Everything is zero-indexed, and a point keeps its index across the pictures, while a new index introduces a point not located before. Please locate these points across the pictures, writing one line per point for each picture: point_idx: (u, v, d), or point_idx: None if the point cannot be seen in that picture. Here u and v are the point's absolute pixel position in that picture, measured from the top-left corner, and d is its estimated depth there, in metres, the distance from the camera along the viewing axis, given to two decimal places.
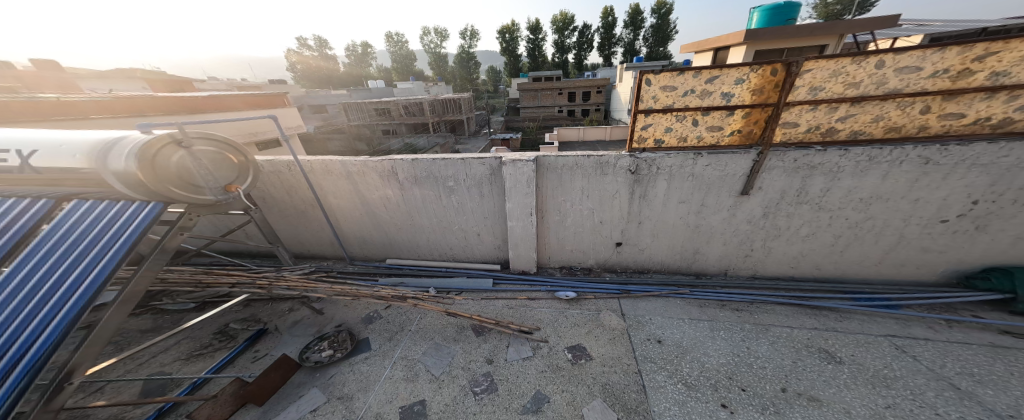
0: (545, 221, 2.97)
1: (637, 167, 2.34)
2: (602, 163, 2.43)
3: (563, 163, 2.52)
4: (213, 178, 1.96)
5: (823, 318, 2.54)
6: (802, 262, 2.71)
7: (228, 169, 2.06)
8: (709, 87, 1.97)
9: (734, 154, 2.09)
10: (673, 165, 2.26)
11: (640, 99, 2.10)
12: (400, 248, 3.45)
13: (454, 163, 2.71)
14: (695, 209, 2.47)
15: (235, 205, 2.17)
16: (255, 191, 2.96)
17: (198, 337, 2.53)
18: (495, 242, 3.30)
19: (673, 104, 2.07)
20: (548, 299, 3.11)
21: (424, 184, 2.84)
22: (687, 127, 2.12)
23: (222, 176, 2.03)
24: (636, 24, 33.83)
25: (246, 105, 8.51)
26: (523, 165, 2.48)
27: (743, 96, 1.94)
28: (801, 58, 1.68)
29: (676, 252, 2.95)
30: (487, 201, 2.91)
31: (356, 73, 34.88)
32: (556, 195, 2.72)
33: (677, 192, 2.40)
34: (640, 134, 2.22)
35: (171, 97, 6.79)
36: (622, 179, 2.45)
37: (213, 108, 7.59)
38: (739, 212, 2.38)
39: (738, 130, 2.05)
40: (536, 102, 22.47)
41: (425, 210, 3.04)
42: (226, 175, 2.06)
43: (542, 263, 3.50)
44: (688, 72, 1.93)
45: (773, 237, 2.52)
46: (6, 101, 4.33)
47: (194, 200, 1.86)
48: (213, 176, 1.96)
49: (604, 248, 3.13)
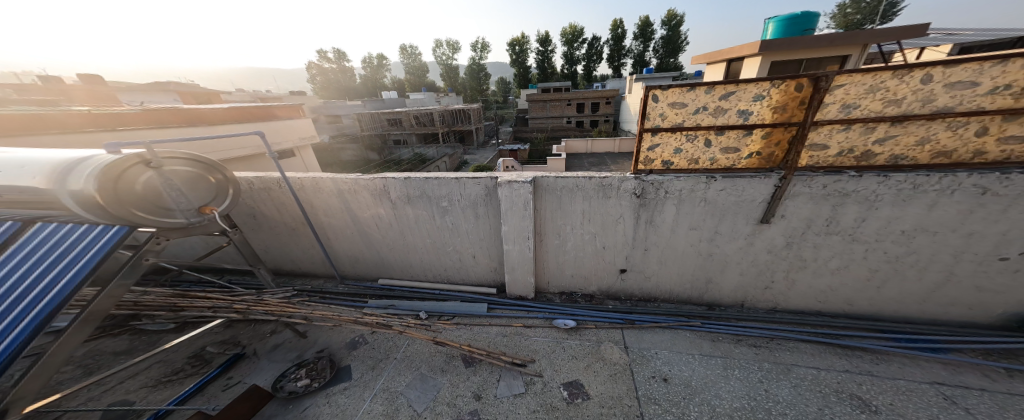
0: (544, 244, 2.77)
1: (643, 190, 2.15)
2: (604, 186, 2.24)
3: (563, 184, 2.33)
4: (184, 200, 1.88)
5: (856, 358, 2.19)
6: (832, 297, 2.39)
7: (203, 190, 1.99)
8: (723, 104, 1.76)
9: (753, 179, 1.85)
10: (683, 188, 2.05)
11: (646, 116, 1.92)
12: (392, 268, 3.30)
13: (447, 182, 2.55)
14: (707, 237, 2.23)
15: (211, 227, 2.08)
16: (247, 207, 2.87)
17: (171, 361, 2.42)
18: (491, 264, 3.11)
19: (683, 122, 1.88)
20: (544, 327, 2.87)
21: (416, 203, 2.69)
22: (697, 148, 1.93)
23: (196, 197, 1.95)
24: (646, 36, 33.95)
25: (263, 116, 8.77)
26: (518, 186, 2.31)
27: (762, 115, 1.72)
28: (830, 71, 1.43)
29: (687, 282, 2.68)
30: (482, 223, 2.74)
31: (371, 85, 36.11)
32: (555, 218, 2.54)
33: (688, 218, 2.18)
34: (646, 155, 2.05)
35: (193, 110, 7.01)
36: (626, 203, 2.26)
37: (232, 120, 7.79)
38: (757, 241, 2.11)
39: (757, 152, 1.82)
40: (544, 113, 22.48)
41: (416, 230, 2.88)
42: (201, 196, 1.98)
43: (541, 288, 3.27)
44: (700, 87, 1.74)
45: (798, 270, 2.22)
46: (36, 115, 4.51)
47: (162, 223, 1.77)
48: (185, 197, 1.88)
49: (608, 274, 2.90)
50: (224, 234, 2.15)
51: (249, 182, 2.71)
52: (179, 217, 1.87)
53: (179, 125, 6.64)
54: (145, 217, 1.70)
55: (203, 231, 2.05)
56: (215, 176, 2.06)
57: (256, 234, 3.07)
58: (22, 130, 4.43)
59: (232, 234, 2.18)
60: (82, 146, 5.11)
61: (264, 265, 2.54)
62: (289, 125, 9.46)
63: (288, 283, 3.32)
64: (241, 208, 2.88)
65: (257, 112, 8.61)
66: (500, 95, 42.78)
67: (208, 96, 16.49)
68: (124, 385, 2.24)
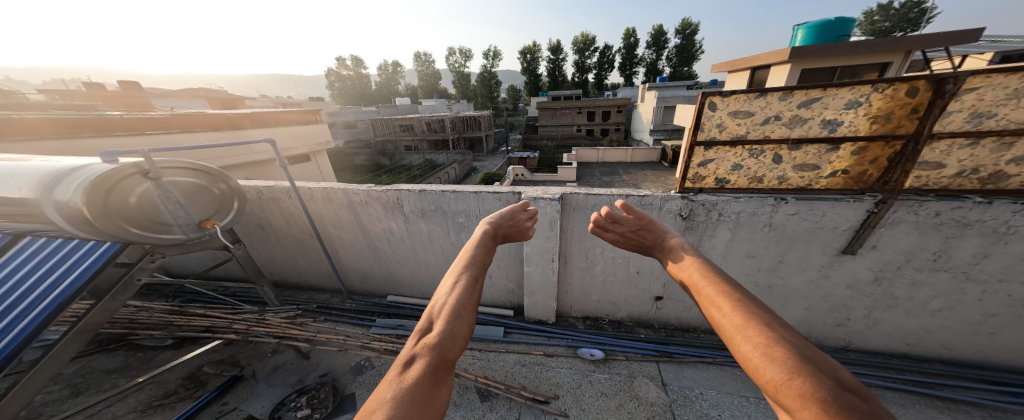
0: (569, 266, 2.50)
1: (691, 211, 1.84)
2: (644, 206, 1.95)
3: (594, 202, 2.05)
4: (183, 213, 1.69)
5: (963, 416, 1.78)
6: (924, 340, 1.99)
7: (205, 201, 1.80)
8: (803, 113, 1.46)
9: (836, 203, 1.54)
10: (741, 211, 1.74)
11: (699, 127, 1.64)
12: (401, 285, 3.07)
13: (465, 197, 2.32)
14: (768, 266, 1.89)
15: (213, 242, 1.91)
16: (252, 218, 2.68)
17: (164, 382, 2.24)
18: (509, 285, 2.85)
19: (747, 134, 1.59)
20: (568, 356, 2.56)
21: (431, 218, 2.47)
22: (763, 164, 1.63)
23: (195, 210, 1.76)
24: (660, 45, 33.63)
25: (279, 122, 8.64)
26: (545, 204, 2.04)
27: (855, 127, 1.41)
28: (966, 71, 1.11)
29: None
30: (501, 241, 2.50)
31: (386, 92, 37.05)
32: (583, 240, 2.27)
33: (745, 245, 1.85)
34: (696, 171, 1.76)
35: (211, 116, 6.94)
36: (670, 226, 1.97)
37: (254, 124, 7.90)
38: (835, 273, 1.77)
39: (845, 170, 1.52)
40: (555, 120, 22.22)
41: (430, 246, 2.65)
42: (201, 208, 1.79)
43: (562, 311, 2.96)
44: (773, 92, 1.44)
45: (884, 308, 1.87)
46: (67, 119, 4.62)
47: (155, 239, 1.59)
48: (184, 211, 1.69)
49: (641, 301, 2.58)
50: (226, 250, 1.97)
51: (255, 192, 2.53)
52: (175, 232, 1.68)
53: (195, 132, 6.53)
54: (139, 233, 1.52)
55: (202, 247, 1.87)
56: (220, 187, 1.86)
57: (260, 246, 2.89)
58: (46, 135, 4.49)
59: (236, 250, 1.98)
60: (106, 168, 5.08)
61: (267, 282, 2.36)
62: (307, 131, 9.58)
63: (293, 296, 3.14)
64: (246, 219, 2.71)
65: (273, 117, 8.56)
66: (510, 103, 43.05)
67: (232, 102, 17.10)
68: (112, 409, 2.07)
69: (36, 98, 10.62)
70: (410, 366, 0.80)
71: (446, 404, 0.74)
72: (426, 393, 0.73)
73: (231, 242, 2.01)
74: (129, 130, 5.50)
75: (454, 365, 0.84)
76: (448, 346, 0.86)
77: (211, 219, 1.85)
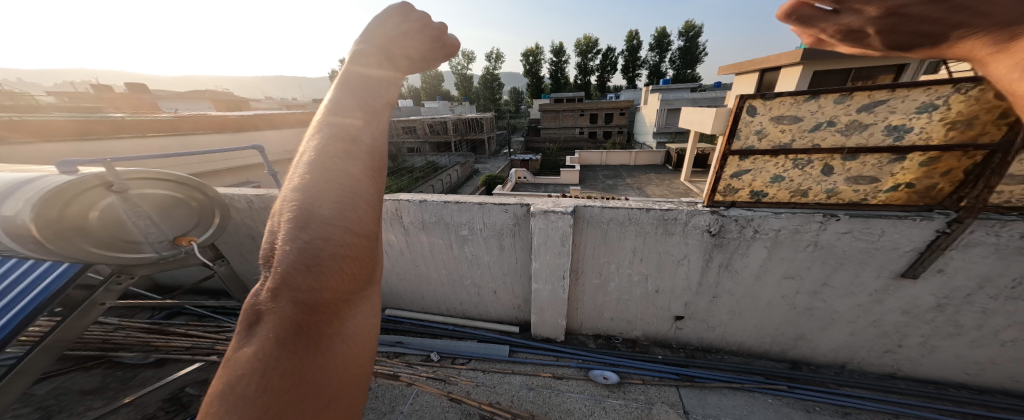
0: (581, 283, 2.31)
1: (721, 227, 1.66)
2: (666, 221, 1.76)
3: (610, 216, 1.86)
4: (154, 229, 1.52)
5: None
6: (987, 371, 1.85)
7: (181, 215, 1.63)
8: (863, 118, 1.28)
9: (900, 221, 1.38)
10: (782, 227, 1.55)
11: (735, 135, 1.45)
12: (401, 299, 2.90)
13: (469, 208, 2.14)
14: (809, 288, 1.74)
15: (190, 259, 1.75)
16: (240, 229, 2.46)
17: (143, 404, 1.96)
18: (515, 300, 2.66)
19: (791, 142, 1.41)
20: (578, 379, 2.34)
21: (432, 230, 2.29)
22: (809, 176, 1.45)
23: (170, 225, 1.58)
24: (663, 47, 33.53)
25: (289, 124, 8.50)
26: (555, 218, 1.86)
27: (927, 134, 1.25)
28: None
29: (768, 334, 2.14)
30: (508, 256, 2.32)
31: (388, 94, 37.13)
32: (597, 255, 2.07)
33: (784, 265, 1.69)
34: (728, 183, 1.56)
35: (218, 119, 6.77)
36: (695, 242, 1.77)
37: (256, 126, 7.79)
38: (890, 298, 1.64)
39: (909, 183, 1.36)
40: (557, 122, 22.02)
41: (432, 259, 2.48)
42: (177, 223, 1.61)
43: (571, 328, 2.75)
44: (828, 94, 1.26)
45: (946, 336, 1.75)
46: None
47: (121, 259, 1.43)
48: (155, 226, 1.52)
49: (659, 320, 2.38)
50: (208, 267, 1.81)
51: (245, 201, 2.28)
52: (143, 250, 1.52)
53: (211, 133, 6.48)
54: (103, 253, 1.36)
55: (178, 265, 1.70)
56: (200, 198, 1.69)
57: (247, 258, 2.68)
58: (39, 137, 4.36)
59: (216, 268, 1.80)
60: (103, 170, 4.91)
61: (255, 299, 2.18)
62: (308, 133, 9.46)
63: None
64: (234, 230, 2.50)
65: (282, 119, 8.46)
66: (512, 105, 43.00)
67: (236, 104, 17.13)
68: None
69: (39, 100, 10.61)
70: (257, 330, 0.55)
71: (333, 358, 0.55)
72: (276, 374, 0.50)
73: (212, 259, 1.84)
74: (127, 132, 5.38)
75: (328, 303, 0.57)
76: (300, 284, 0.55)
77: (189, 234, 1.68)
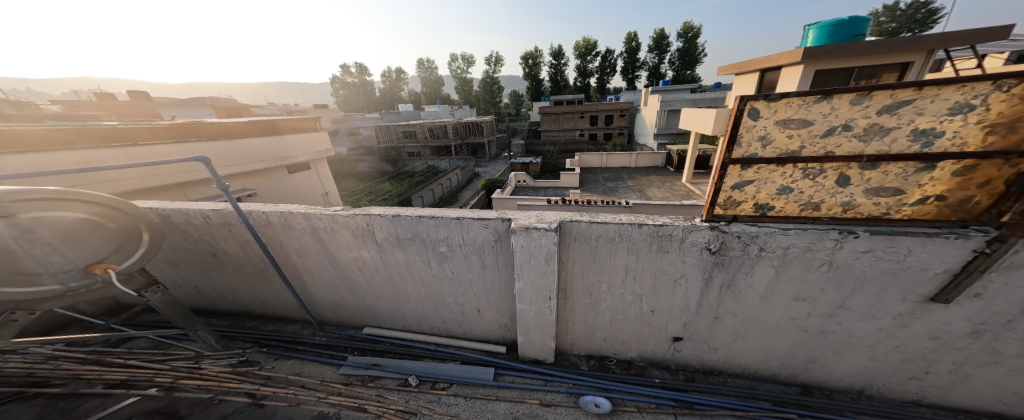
0: (570, 302, 2.11)
1: (721, 244, 1.46)
2: (660, 237, 1.56)
3: (599, 232, 1.67)
4: (57, 257, 1.28)
5: None
6: None
7: (97, 239, 1.37)
8: (886, 122, 1.08)
9: (929, 240, 1.17)
10: (791, 245, 1.35)
11: (736, 141, 1.26)
12: (380, 316, 2.68)
13: (446, 223, 1.93)
14: (824, 310, 1.53)
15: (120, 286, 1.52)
16: (205, 245, 2.27)
17: None
18: (500, 319, 2.46)
19: (800, 149, 1.22)
20: (567, 407, 2.11)
21: (408, 247, 2.09)
22: (821, 187, 1.25)
23: (80, 251, 1.33)
24: (662, 48, 33.48)
25: (289, 129, 8.28)
26: (538, 234, 1.66)
27: (961, 139, 1.04)
28: None
29: (777, 358, 1.92)
30: (491, 274, 2.13)
31: (389, 98, 37.27)
32: (585, 273, 1.87)
33: (793, 286, 1.48)
34: (729, 195, 1.38)
35: (219, 123, 6.57)
36: (693, 259, 1.57)
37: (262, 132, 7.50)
38: (917, 323, 1.43)
39: (939, 196, 1.15)
40: (557, 125, 21.89)
41: (409, 277, 2.28)
42: (90, 248, 1.36)
43: (561, 348, 2.53)
44: (846, 93, 1.05)
45: (978, 364, 1.53)
46: (48, 131, 4.35)
47: (16, 296, 1.22)
48: (59, 254, 1.28)
49: (655, 341, 2.17)
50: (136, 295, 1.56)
51: (202, 216, 2.12)
52: (43, 282, 1.29)
53: (208, 141, 6.31)
54: None
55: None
56: (119, 216, 1.41)
57: (213, 276, 2.49)
58: (22, 147, 4.20)
59: (148, 296, 1.58)
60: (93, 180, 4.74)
61: (202, 324, 1.99)
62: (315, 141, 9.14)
63: (254, 329, 2.72)
64: (195, 246, 2.30)
65: (287, 125, 8.36)
66: (512, 108, 43.15)
67: (239, 111, 17.16)
68: None
69: (48, 109, 10.63)
70: None
71: None
72: None
73: (140, 288, 1.58)
74: (123, 141, 5.15)
75: None
76: None
77: (107, 260, 1.43)
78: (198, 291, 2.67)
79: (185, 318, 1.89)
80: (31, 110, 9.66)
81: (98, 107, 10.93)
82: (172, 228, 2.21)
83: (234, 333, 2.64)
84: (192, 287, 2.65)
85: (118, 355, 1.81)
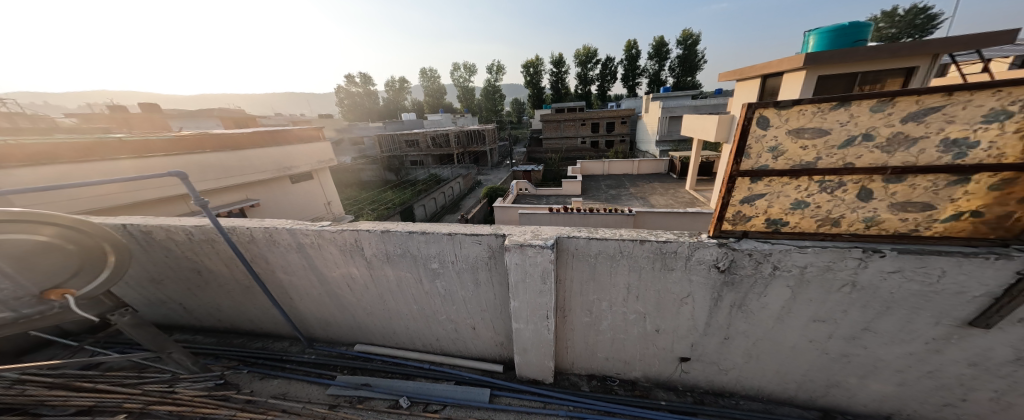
0: (569, 321, 2.00)
1: (731, 262, 1.35)
2: (664, 254, 1.46)
3: (597, 249, 1.57)
4: (7, 283, 1.25)
5: None
6: None
7: (52, 263, 1.34)
8: (913, 130, 0.97)
9: (966, 260, 1.05)
10: (809, 264, 1.23)
11: (743, 153, 1.17)
12: (371, 333, 2.56)
13: (437, 239, 1.84)
14: (846, 333, 1.40)
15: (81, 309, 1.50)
16: (190, 262, 2.19)
17: None
18: (496, 337, 2.34)
19: (815, 161, 1.12)
20: None
21: (399, 263, 2.00)
22: (840, 201, 1.15)
23: (33, 275, 1.30)
24: (661, 55, 33.76)
25: (293, 140, 8.18)
26: (534, 252, 1.56)
27: (999, 149, 0.92)
28: None
29: (794, 381, 1.77)
30: (485, 291, 2.03)
31: (392, 108, 37.68)
32: (584, 291, 1.77)
33: (812, 307, 1.36)
34: (737, 210, 1.29)
35: (223, 135, 6.57)
36: (701, 278, 1.46)
37: (268, 143, 7.54)
38: (953, 348, 1.30)
39: (975, 211, 1.03)
40: (558, 132, 21.92)
41: (400, 294, 2.18)
42: (44, 272, 1.33)
43: (561, 367, 2.39)
44: (865, 100, 0.95)
45: None
46: (61, 144, 4.46)
47: None
48: (10, 280, 1.25)
49: (661, 361, 2.03)
50: (98, 319, 1.53)
51: (184, 233, 2.05)
52: None
53: (215, 152, 6.37)
54: None
55: (55, 322, 1.43)
56: (83, 239, 1.38)
57: (198, 293, 2.41)
58: (31, 161, 4.27)
59: (114, 318, 1.57)
60: (92, 193, 4.70)
61: (175, 345, 1.94)
62: (322, 150, 9.14)
63: (241, 347, 2.61)
64: (179, 263, 2.22)
65: (295, 134, 8.35)
66: (513, 116, 43.49)
67: (245, 121, 17.31)
68: None
69: (62, 122, 10.82)
70: None
71: None
72: None
73: (105, 311, 1.57)
74: (131, 154, 5.21)
75: None
76: None
77: (65, 285, 1.41)
78: (184, 309, 2.58)
79: (158, 339, 1.87)
80: (45, 124, 9.86)
81: (108, 120, 11.14)
82: (156, 245, 2.15)
83: (220, 352, 2.53)
84: (177, 305, 2.56)
85: (89, 378, 1.71)
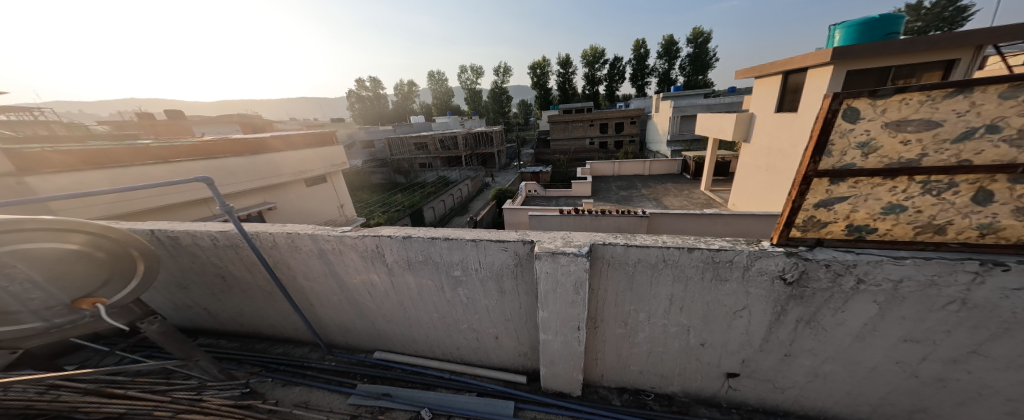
0: (601, 333, 1.86)
1: (801, 274, 1.20)
2: (719, 264, 1.31)
3: (640, 257, 1.42)
4: (38, 293, 1.23)
5: None
6: None
7: (82, 273, 1.29)
8: None
9: None
10: (905, 277, 1.08)
11: (827, 149, 1.03)
12: (391, 340, 2.47)
13: (461, 246, 1.73)
14: (945, 355, 1.23)
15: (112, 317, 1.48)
16: (212, 266, 2.15)
17: None
18: (520, 346, 2.21)
19: (920, 159, 0.96)
20: None
21: (421, 271, 1.90)
22: (948, 205, 1.00)
23: (62, 286, 1.26)
24: (671, 54, 33.21)
25: (307, 144, 8.27)
26: (567, 260, 1.43)
27: None
28: None
29: (868, 403, 1.58)
30: (510, 300, 1.92)
31: (400, 111, 38.06)
32: (621, 301, 1.63)
33: (899, 324, 1.20)
34: (811, 214, 1.15)
35: (243, 140, 6.67)
36: (763, 289, 1.31)
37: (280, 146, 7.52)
38: None
39: None
40: (567, 134, 21.68)
41: (420, 301, 2.09)
42: (73, 283, 1.28)
43: (590, 379, 2.23)
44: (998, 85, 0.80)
45: None
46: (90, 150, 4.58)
47: None
48: (41, 290, 1.22)
49: (705, 377, 1.87)
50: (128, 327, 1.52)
51: (209, 238, 2.01)
52: (25, 319, 1.25)
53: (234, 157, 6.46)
54: None
55: (87, 330, 1.39)
56: (111, 248, 1.32)
57: (222, 298, 2.38)
58: (64, 168, 4.41)
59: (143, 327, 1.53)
60: (119, 198, 4.79)
61: (201, 353, 1.90)
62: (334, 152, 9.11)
63: (262, 353, 2.56)
64: (202, 268, 2.19)
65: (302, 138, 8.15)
66: (520, 118, 43.38)
67: (261, 126, 17.68)
68: None
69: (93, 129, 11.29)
70: None
71: None
72: None
73: (135, 319, 1.54)
74: (154, 159, 5.29)
75: None
76: None
77: (96, 294, 1.37)
78: (207, 313, 2.56)
79: (185, 346, 1.82)
80: (77, 132, 10.30)
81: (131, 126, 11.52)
82: (180, 250, 2.13)
83: (240, 357, 2.49)
84: (201, 309, 2.55)
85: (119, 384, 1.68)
